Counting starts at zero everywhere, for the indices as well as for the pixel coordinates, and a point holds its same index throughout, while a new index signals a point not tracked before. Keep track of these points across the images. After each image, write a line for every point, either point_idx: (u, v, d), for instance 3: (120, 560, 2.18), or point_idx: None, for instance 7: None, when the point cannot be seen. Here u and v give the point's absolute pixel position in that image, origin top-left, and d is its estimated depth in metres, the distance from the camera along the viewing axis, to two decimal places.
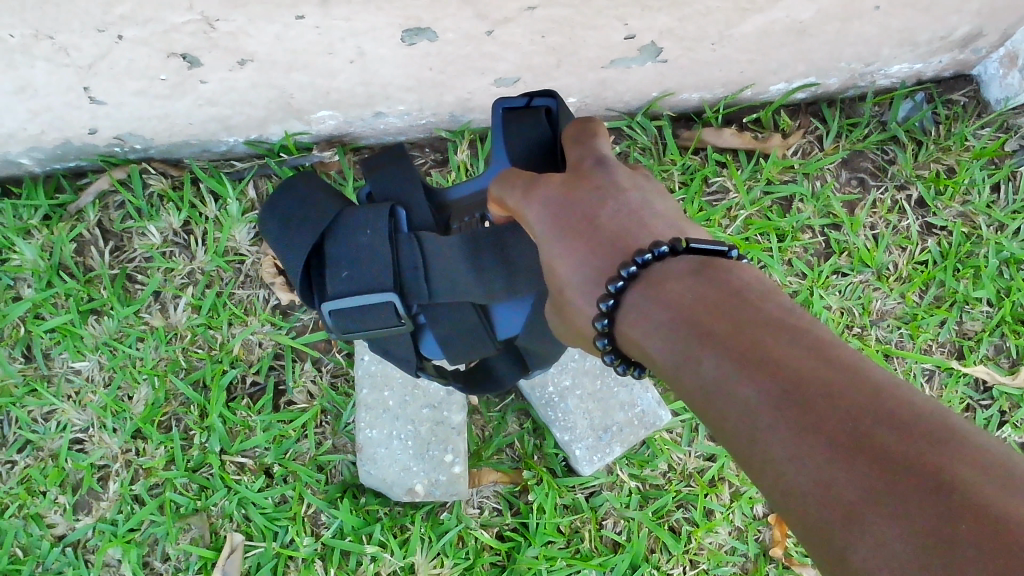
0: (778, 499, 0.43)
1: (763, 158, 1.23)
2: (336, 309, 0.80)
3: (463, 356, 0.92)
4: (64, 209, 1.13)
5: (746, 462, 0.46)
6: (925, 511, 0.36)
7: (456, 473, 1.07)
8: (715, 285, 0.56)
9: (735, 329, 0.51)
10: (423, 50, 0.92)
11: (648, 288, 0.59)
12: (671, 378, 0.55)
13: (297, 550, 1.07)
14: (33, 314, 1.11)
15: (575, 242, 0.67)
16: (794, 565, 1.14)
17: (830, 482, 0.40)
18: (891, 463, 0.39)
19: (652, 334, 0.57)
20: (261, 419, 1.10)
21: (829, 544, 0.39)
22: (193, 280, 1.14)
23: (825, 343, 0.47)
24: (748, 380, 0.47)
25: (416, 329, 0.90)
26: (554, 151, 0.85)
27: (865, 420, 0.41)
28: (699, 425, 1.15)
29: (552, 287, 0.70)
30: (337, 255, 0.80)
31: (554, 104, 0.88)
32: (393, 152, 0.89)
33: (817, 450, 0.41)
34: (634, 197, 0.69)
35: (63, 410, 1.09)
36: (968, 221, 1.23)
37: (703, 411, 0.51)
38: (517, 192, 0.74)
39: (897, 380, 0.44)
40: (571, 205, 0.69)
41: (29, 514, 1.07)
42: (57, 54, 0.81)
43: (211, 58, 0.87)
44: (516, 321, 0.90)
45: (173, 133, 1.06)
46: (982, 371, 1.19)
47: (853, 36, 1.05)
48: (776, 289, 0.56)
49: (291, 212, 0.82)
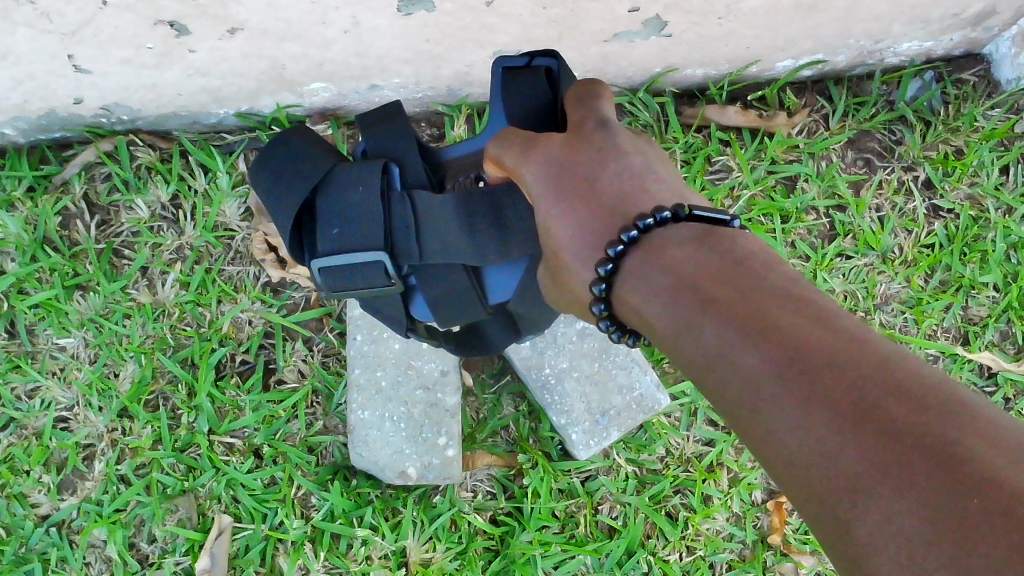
0: (779, 472, 0.41)
1: (767, 137, 1.20)
2: (325, 268, 0.77)
3: (454, 320, 0.87)
4: (49, 181, 1.09)
5: (748, 435, 0.44)
6: (935, 483, 0.34)
7: (449, 457, 1.04)
8: (717, 254, 0.53)
9: (737, 295, 0.48)
10: (420, 21, 0.89)
11: (648, 254, 0.56)
12: (670, 346, 0.52)
13: (287, 533, 1.04)
14: (17, 289, 1.08)
15: (575, 205, 0.64)
16: (792, 551, 1.11)
17: (834, 453, 0.38)
18: (901, 435, 0.36)
19: (650, 301, 0.54)
20: (251, 399, 1.08)
21: (834, 519, 0.37)
22: (181, 255, 1.11)
23: (831, 313, 0.45)
24: (751, 349, 0.44)
25: (407, 291, 0.86)
26: (552, 111, 0.80)
27: (873, 391, 0.39)
28: (698, 410, 1.13)
29: (548, 250, 0.67)
30: (328, 213, 0.77)
31: (556, 65, 0.83)
32: (389, 110, 0.86)
33: (823, 421, 0.39)
34: (638, 161, 0.65)
35: (47, 388, 1.06)
36: (976, 204, 1.20)
37: (702, 380, 0.48)
38: (514, 152, 0.70)
39: (905, 353, 0.42)
40: (571, 168, 0.65)
41: (13, 494, 1.04)
42: (39, 20, 0.77)
43: (200, 26, 0.84)
44: (509, 286, 0.85)
45: (162, 104, 1.02)
46: (988, 357, 1.16)
47: (863, 12, 1.02)
48: (780, 258, 0.53)
49: (283, 167, 0.79)
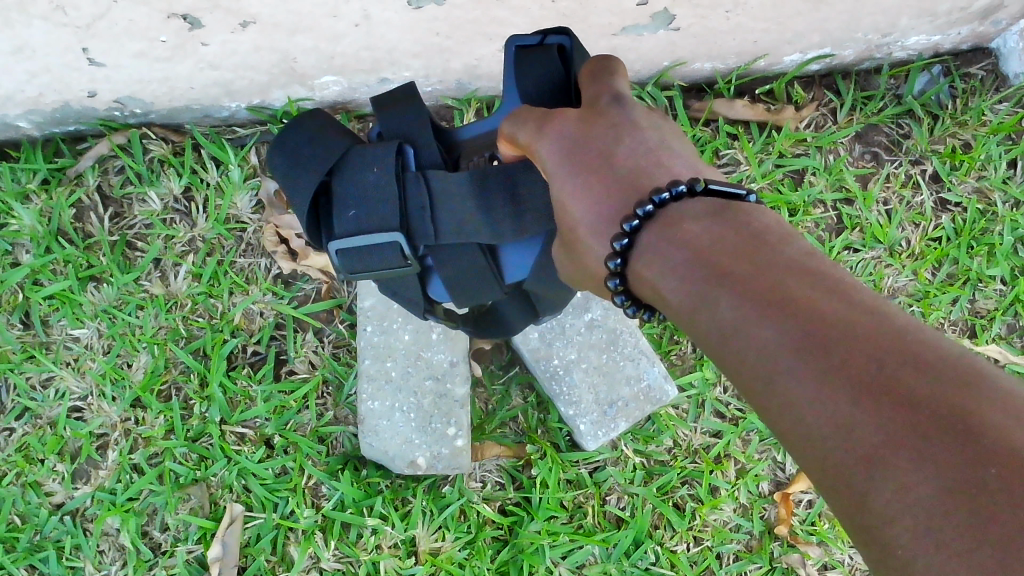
0: (793, 442, 0.42)
1: (775, 130, 1.20)
2: (342, 250, 0.78)
3: (472, 300, 0.87)
4: (63, 173, 1.11)
5: (762, 407, 0.44)
6: (952, 454, 0.35)
7: (458, 447, 1.06)
8: (733, 228, 0.53)
9: (753, 269, 0.48)
10: (430, 14, 0.90)
11: (664, 229, 0.56)
12: (684, 321, 0.52)
13: (297, 522, 1.05)
14: (31, 280, 1.09)
15: (590, 179, 0.64)
16: (798, 542, 1.12)
17: (850, 424, 0.39)
18: (917, 407, 0.37)
19: (665, 275, 0.54)
20: (262, 389, 1.09)
21: (849, 488, 0.38)
22: (194, 247, 1.12)
23: (846, 287, 0.45)
24: (766, 322, 0.45)
25: (424, 271, 0.86)
26: (566, 89, 0.81)
27: (889, 364, 0.39)
28: (706, 401, 1.14)
29: (562, 226, 0.68)
30: (344, 195, 0.78)
31: (569, 43, 0.83)
32: (403, 91, 0.86)
33: (839, 393, 0.40)
34: (653, 137, 0.66)
35: (61, 377, 1.08)
36: (984, 197, 1.21)
37: (715, 354, 0.49)
38: (529, 128, 0.71)
39: (920, 326, 0.42)
40: (587, 142, 0.66)
41: (28, 482, 1.05)
42: (54, 13, 0.78)
43: (213, 20, 0.85)
44: (524, 264, 0.86)
45: (174, 97, 1.03)
46: (995, 350, 1.17)
47: (871, 5, 1.02)
48: (796, 234, 0.53)
49: (299, 150, 0.80)
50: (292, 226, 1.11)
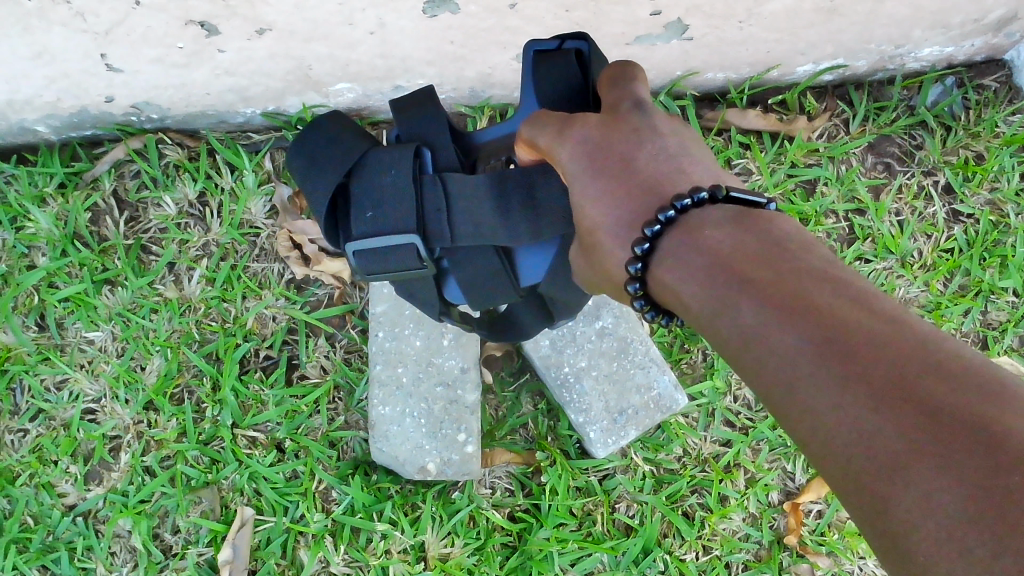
0: (814, 447, 0.42)
1: (787, 140, 1.21)
2: (359, 251, 0.78)
3: (487, 303, 0.88)
4: (80, 177, 1.12)
5: (783, 412, 0.44)
6: (975, 461, 0.35)
7: (468, 453, 1.06)
8: (754, 235, 0.53)
9: (774, 275, 0.49)
10: (445, 23, 0.90)
11: (684, 234, 0.57)
12: (704, 326, 0.53)
13: (307, 526, 1.06)
14: (47, 283, 1.10)
15: (609, 184, 0.65)
16: (808, 552, 1.12)
17: (872, 431, 0.39)
18: (939, 414, 0.37)
19: (685, 280, 0.55)
20: (274, 394, 1.10)
21: (870, 494, 0.38)
22: (207, 252, 1.13)
23: (869, 295, 0.45)
24: (788, 327, 0.45)
25: (440, 274, 0.87)
26: (583, 95, 0.81)
27: (911, 371, 0.40)
28: (716, 411, 1.14)
29: (580, 229, 0.68)
30: (361, 196, 0.78)
31: (588, 48, 0.83)
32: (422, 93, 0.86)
33: (861, 400, 0.40)
34: (672, 143, 0.66)
35: (75, 380, 1.08)
36: (996, 209, 1.21)
37: (735, 358, 0.49)
38: (549, 133, 0.71)
39: (941, 333, 0.42)
40: (606, 147, 0.66)
41: (41, 483, 1.06)
42: (74, 19, 0.79)
43: (229, 27, 0.85)
44: (538, 268, 0.87)
45: (190, 103, 1.04)
46: (1006, 362, 1.16)
47: (884, 17, 1.02)
48: (816, 242, 0.53)
49: (316, 150, 0.80)
50: (305, 231, 1.11)
